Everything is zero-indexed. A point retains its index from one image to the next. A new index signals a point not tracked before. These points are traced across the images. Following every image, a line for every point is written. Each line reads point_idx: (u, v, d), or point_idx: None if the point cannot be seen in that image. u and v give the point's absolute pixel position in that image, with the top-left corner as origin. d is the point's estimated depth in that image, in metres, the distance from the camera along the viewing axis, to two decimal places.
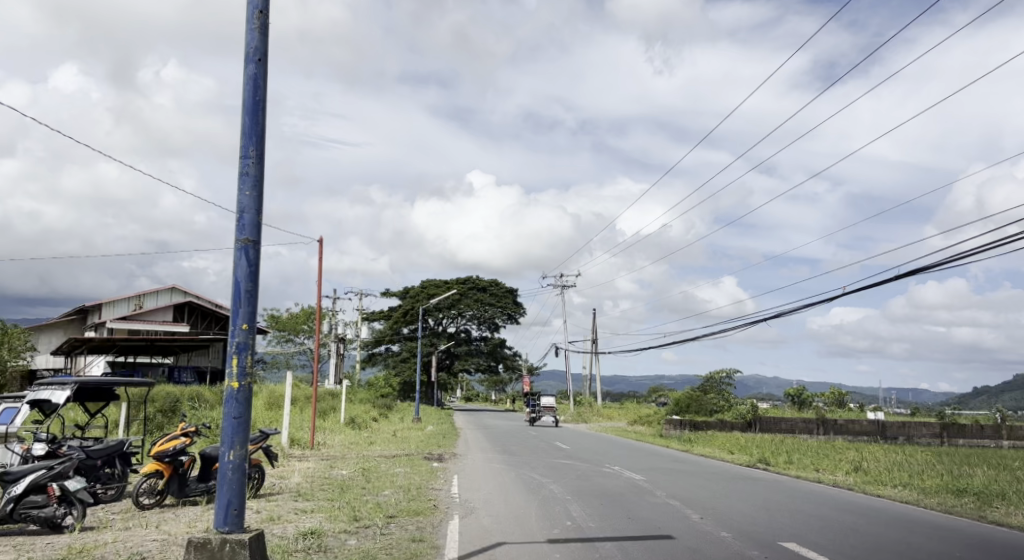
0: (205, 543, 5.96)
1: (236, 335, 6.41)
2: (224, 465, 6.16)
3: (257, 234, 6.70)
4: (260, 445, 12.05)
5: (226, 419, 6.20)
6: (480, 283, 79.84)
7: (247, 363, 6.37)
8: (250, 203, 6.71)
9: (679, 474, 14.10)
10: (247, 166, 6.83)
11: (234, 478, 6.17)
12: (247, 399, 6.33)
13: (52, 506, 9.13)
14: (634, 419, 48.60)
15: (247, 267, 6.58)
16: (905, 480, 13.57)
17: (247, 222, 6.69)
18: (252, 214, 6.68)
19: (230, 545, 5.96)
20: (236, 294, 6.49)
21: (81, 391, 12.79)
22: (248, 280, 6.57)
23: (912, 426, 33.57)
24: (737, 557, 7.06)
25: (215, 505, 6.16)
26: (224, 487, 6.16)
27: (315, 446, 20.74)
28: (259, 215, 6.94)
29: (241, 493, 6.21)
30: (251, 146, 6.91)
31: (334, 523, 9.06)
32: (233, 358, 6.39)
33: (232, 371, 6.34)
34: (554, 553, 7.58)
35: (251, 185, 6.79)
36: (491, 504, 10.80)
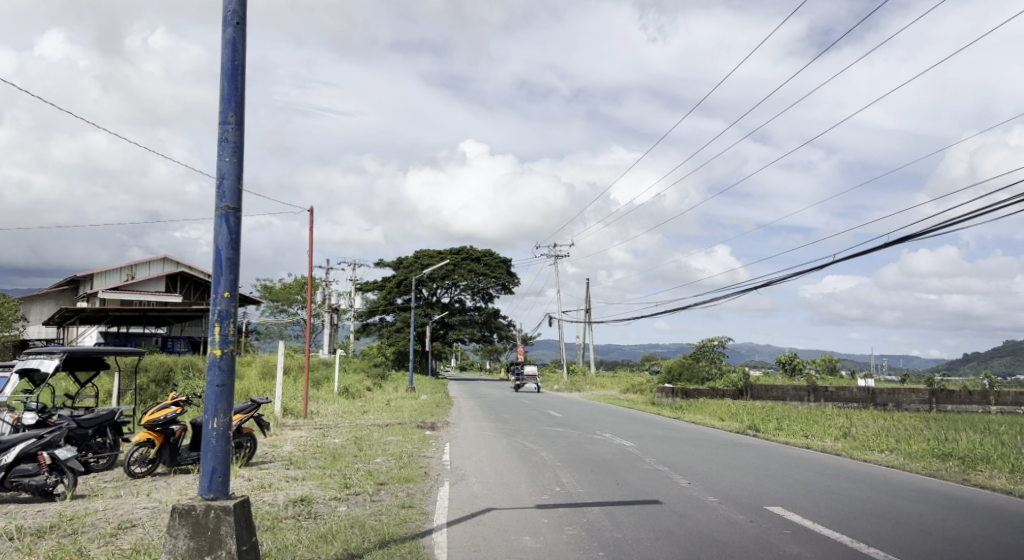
0: (190, 510, 5.85)
1: (218, 303, 6.28)
2: (208, 433, 6.10)
3: (237, 201, 6.53)
4: (250, 415, 11.95)
5: (209, 388, 6.15)
6: (473, 254, 79.78)
7: (229, 331, 6.26)
8: (230, 169, 6.51)
9: (669, 440, 14.25)
10: (226, 132, 6.63)
11: (219, 446, 6.12)
12: (231, 366, 6.25)
13: (43, 474, 9.16)
14: (627, 387, 48.95)
15: (228, 235, 6.43)
16: (892, 445, 13.75)
17: (227, 188, 6.51)
18: (232, 180, 6.50)
19: (214, 511, 5.86)
20: (217, 262, 6.35)
21: (71, 361, 12.76)
22: (229, 249, 6.42)
23: (901, 393, 33.91)
24: (723, 521, 7.13)
25: (200, 472, 6.12)
26: (209, 454, 6.10)
27: (308, 415, 20.86)
28: (239, 182, 6.75)
29: (226, 459, 6.16)
30: (230, 112, 6.69)
31: (325, 490, 9.12)
32: (215, 326, 6.26)
33: (215, 338, 6.22)
34: (543, 517, 7.68)
35: (230, 151, 6.57)
36: (481, 471, 10.89)
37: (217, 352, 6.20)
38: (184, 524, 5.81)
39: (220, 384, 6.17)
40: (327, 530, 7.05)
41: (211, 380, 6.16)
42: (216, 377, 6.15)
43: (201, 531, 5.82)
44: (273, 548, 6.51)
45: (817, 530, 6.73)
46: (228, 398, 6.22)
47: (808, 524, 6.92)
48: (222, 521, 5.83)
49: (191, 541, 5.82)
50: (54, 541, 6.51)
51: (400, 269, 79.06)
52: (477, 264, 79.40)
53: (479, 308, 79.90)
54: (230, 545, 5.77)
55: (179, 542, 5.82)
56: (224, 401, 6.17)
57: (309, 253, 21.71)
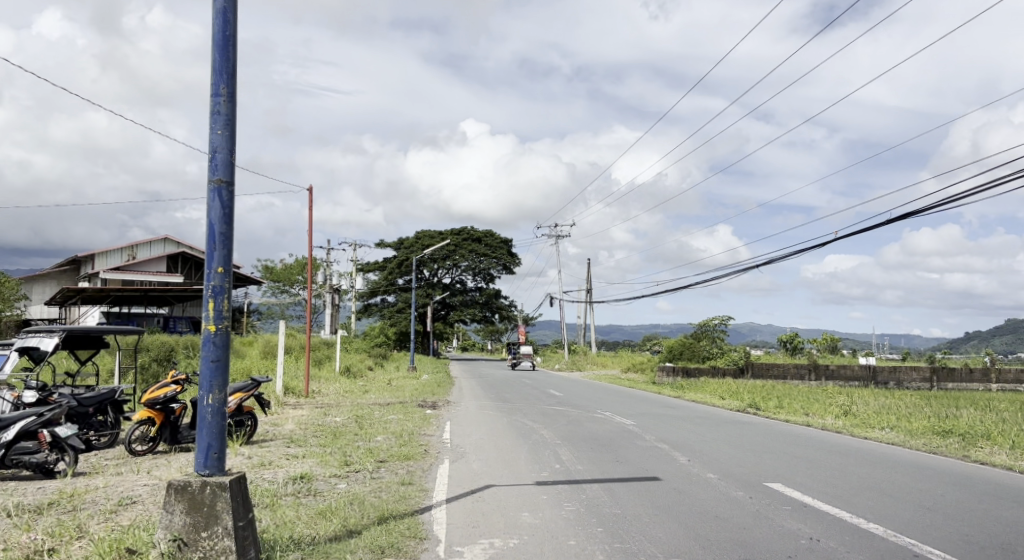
0: (186, 485, 5.51)
1: (211, 278, 6.23)
2: (203, 409, 6.08)
3: (230, 175, 6.42)
4: (251, 393, 11.89)
5: (204, 363, 6.13)
6: (474, 234, 79.62)
7: (224, 306, 6.22)
8: (222, 143, 6.39)
9: (668, 418, 14.26)
10: (218, 104, 6.50)
11: (214, 422, 6.10)
12: (226, 342, 6.24)
13: (44, 452, 9.17)
14: (628, 366, 49.05)
15: (221, 209, 6.34)
16: (893, 423, 13.73)
17: (219, 162, 6.40)
18: (224, 154, 6.39)
19: (211, 488, 5.49)
20: (210, 237, 6.28)
21: (70, 340, 12.75)
22: (223, 224, 6.33)
23: (903, 371, 33.96)
24: (723, 498, 7.10)
25: (196, 449, 6.09)
26: (204, 430, 6.08)
27: (309, 394, 20.87)
28: (232, 156, 6.62)
29: (221, 436, 6.13)
30: (223, 84, 6.55)
31: (324, 468, 9.13)
32: (209, 302, 6.21)
33: (209, 314, 6.17)
34: (541, 494, 7.68)
35: (222, 124, 6.43)
36: (481, 449, 10.91)
37: (212, 327, 6.16)
38: (180, 499, 5.48)
39: (214, 360, 6.16)
40: (327, 507, 7.06)
41: (206, 355, 6.15)
42: (211, 352, 6.14)
43: (195, 507, 5.46)
44: (272, 525, 6.49)
45: (817, 506, 6.72)
46: (224, 374, 6.21)
47: (809, 501, 6.90)
48: (217, 498, 5.46)
49: (188, 516, 5.48)
50: (53, 518, 6.50)
51: (401, 250, 78.93)
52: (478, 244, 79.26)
53: (480, 289, 79.89)
54: (226, 521, 5.41)
55: (175, 519, 5.49)
56: (219, 377, 6.15)
57: (309, 232, 21.59)
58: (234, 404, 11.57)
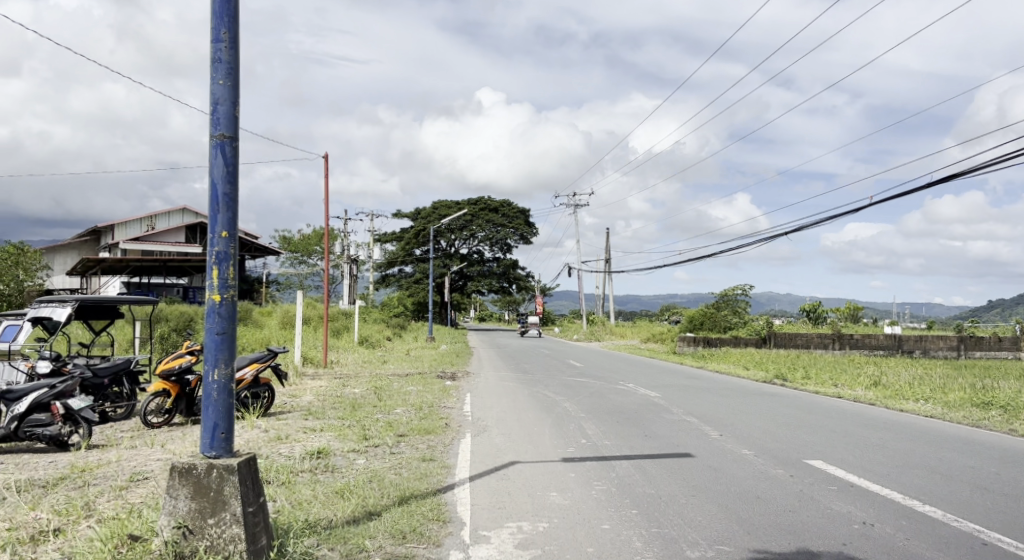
0: (191, 469, 5.23)
1: (215, 244, 5.86)
2: (208, 386, 5.79)
3: (234, 129, 5.96)
4: (268, 364, 11.62)
5: (209, 336, 5.81)
6: (492, 204, 78.99)
7: (230, 275, 5.86)
8: (224, 93, 5.95)
9: (694, 390, 13.95)
10: (220, 50, 6.02)
11: (221, 400, 5.78)
12: (232, 313, 5.89)
13: (57, 424, 8.95)
14: (647, 337, 48.60)
15: (223, 167, 5.93)
16: (927, 394, 13.32)
17: (223, 116, 5.98)
18: (227, 106, 5.93)
19: (217, 472, 5.20)
20: (213, 198, 5.89)
21: (84, 310, 12.55)
22: (227, 184, 5.92)
23: (929, 340, 33.37)
24: (765, 477, 6.74)
25: (202, 429, 5.79)
26: (210, 409, 5.79)
27: (328, 364, 20.76)
28: (235, 110, 6.14)
29: (228, 416, 5.83)
30: (224, 28, 6.04)
31: (343, 442, 8.86)
32: (213, 270, 5.85)
33: (213, 283, 5.82)
34: (569, 471, 7.38)
35: (224, 74, 5.96)
36: (503, 423, 10.61)
37: (216, 298, 5.83)
38: (185, 483, 5.19)
39: (220, 332, 5.83)
40: (345, 485, 6.80)
41: (211, 327, 5.81)
42: (216, 325, 5.81)
43: (202, 491, 5.16)
44: (288, 504, 6.24)
45: (864, 485, 6.37)
46: (231, 348, 5.89)
47: (854, 480, 6.55)
48: (224, 482, 5.16)
49: (193, 502, 5.20)
50: (63, 495, 6.29)
51: (419, 220, 78.60)
52: (496, 214, 78.68)
53: (497, 259, 79.49)
54: (235, 507, 5.12)
55: (179, 504, 5.22)
56: (226, 351, 5.84)
57: (326, 201, 21.31)
58: (250, 375, 11.30)
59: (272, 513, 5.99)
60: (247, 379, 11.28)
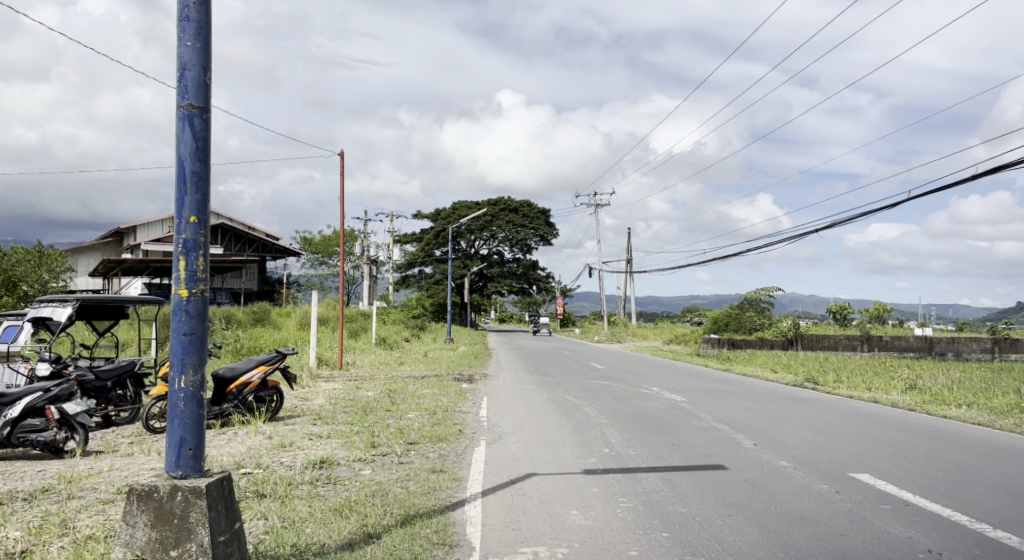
0: (153, 493, 5.10)
1: (183, 230, 5.42)
2: (174, 394, 5.29)
3: (203, 99, 5.48)
4: (275, 367, 11.30)
5: (175, 336, 5.33)
6: (511, 204, 78.50)
7: (199, 266, 5.44)
8: (193, 57, 5.48)
9: (720, 394, 13.36)
10: (188, 9, 5.53)
11: (187, 411, 5.31)
12: (200, 311, 5.42)
13: (52, 430, 8.57)
14: (670, 338, 47.85)
15: (192, 141, 5.45)
16: (968, 399, 12.59)
17: (191, 83, 5.53)
18: (194, 70, 5.44)
19: (182, 495, 5.09)
20: (180, 178, 5.41)
21: (88, 311, 12.18)
22: (195, 161, 5.45)
23: (961, 342, 32.31)
24: (807, 494, 6.16)
25: (167, 445, 5.31)
26: (176, 422, 5.30)
27: (343, 366, 20.35)
28: (206, 78, 5.65)
29: (197, 430, 5.35)
30: None
31: (349, 451, 8.38)
32: (179, 260, 5.40)
33: (179, 277, 5.37)
34: (591, 485, 6.85)
35: (193, 35, 5.48)
36: (521, 429, 10.09)
37: (183, 293, 5.36)
38: (145, 510, 5.07)
39: (188, 333, 5.36)
40: (346, 501, 6.31)
41: (178, 326, 5.34)
42: (183, 323, 5.33)
43: (166, 517, 5.03)
44: (279, 525, 5.80)
45: (922, 504, 5.79)
46: (201, 351, 5.42)
47: (909, 497, 5.96)
48: (190, 507, 5.05)
49: (153, 531, 5.09)
50: (40, 510, 5.90)
51: (439, 221, 78.34)
52: (515, 215, 78.19)
53: (517, 259, 79.01)
54: (201, 536, 4.99)
55: (137, 533, 5.09)
56: (195, 352, 5.37)
57: (342, 199, 20.88)
58: (257, 378, 10.96)
59: (258, 537, 5.60)
60: (254, 382, 10.92)
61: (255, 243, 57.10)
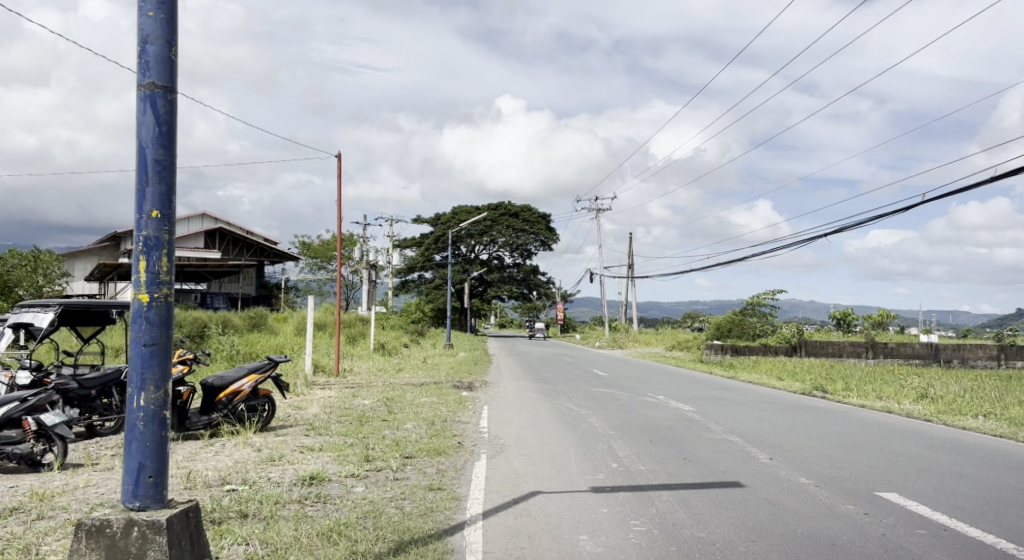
0: (106, 528, 5.07)
1: (144, 227, 5.20)
2: (133, 414, 5.12)
3: (166, 77, 5.26)
4: (267, 375, 10.85)
5: (135, 346, 5.13)
6: (512, 209, 78.14)
7: (161, 267, 5.23)
8: (156, 30, 5.30)
9: (730, 404, 12.92)
10: None
11: (147, 433, 5.12)
12: (163, 317, 5.21)
13: (28, 442, 8.23)
14: (672, 344, 47.44)
15: (155, 123, 5.23)
16: (985, 409, 12.18)
17: (154, 56, 5.33)
18: (157, 43, 5.23)
19: (139, 530, 5.04)
20: (141, 168, 5.20)
21: (73, 317, 11.80)
22: (159, 147, 5.24)
23: (967, 349, 31.87)
24: (833, 516, 5.80)
25: (125, 472, 5.14)
26: (135, 447, 5.11)
27: (340, 373, 19.97)
28: (171, 55, 5.44)
29: (158, 455, 5.17)
30: None
31: (342, 466, 7.96)
32: (139, 260, 5.21)
33: (138, 280, 5.18)
34: (601, 506, 6.44)
35: (157, 7, 5.29)
36: (523, 442, 9.67)
37: (144, 298, 5.16)
38: (97, 548, 5.03)
39: (148, 344, 5.17)
40: (335, 523, 5.92)
41: (138, 337, 5.14)
42: (143, 334, 5.14)
43: (119, 554, 5.02)
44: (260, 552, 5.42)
45: (962, 529, 5.42)
46: (162, 364, 5.23)
47: (943, 521, 5.59)
48: (148, 545, 5.01)
49: None
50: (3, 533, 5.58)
51: (439, 226, 78.02)
52: (516, 220, 77.84)
53: (517, 265, 78.64)
54: None
55: None
56: (157, 364, 5.19)
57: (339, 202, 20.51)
58: (248, 387, 10.56)
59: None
60: (244, 391, 10.52)
61: (254, 247, 56.86)
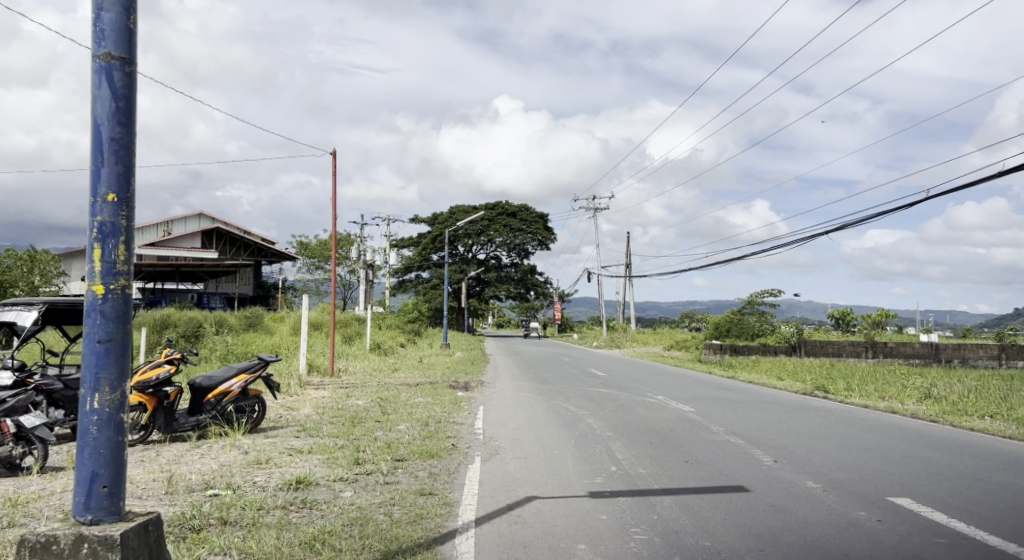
0: (52, 544, 4.93)
1: (99, 212, 5.05)
2: (87, 417, 4.96)
3: (124, 48, 5.13)
4: (258, 375, 10.65)
5: (89, 343, 4.97)
6: (509, 209, 77.87)
7: (117, 257, 5.09)
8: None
9: (731, 404, 12.69)
10: None
11: (102, 439, 4.98)
12: (115, 309, 5.08)
13: (7, 445, 8.06)
14: (670, 344, 47.26)
15: (111, 98, 5.08)
16: (991, 410, 11.96)
17: (110, 26, 5.20)
18: (113, 11, 5.09)
19: (89, 545, 4.88)
20: (97, 148, 5.04)
21: (58, 317, 11.60)
22: (115, 125, 5.09)
23: (967, 348, 31.74)
24: (844, 522, 5.61)
25: (77, 481, 4.98)
26: (87, 454, 4.96)
27: (334, 373, 19.73)
28: (127, 24, 5.29)
29: (112, 463, 5.02)
30: None
31: (331, 469, 7.72)
32: (94, 248, 5.06)
33: (93, 269, 5.05)
34: (599, 512, 6.20)
35: None
36: (520, 444, 9.43)
37: (99, 290, 5.04)
38: None
39: (103, 340, 5.03)
40: (320, 531, 5.67)
41: (92, 333, 4.99)
42: (98, 329, 5.00)
43: None
44: None
45: (980, 536, 5.23)
46: (118, 363, 5.07)
47: (961, 527, 5.40)
48: None
49: None
50: None
51: (436, 225, 77.71)
52: (513, 219, 77.59)
53: (515, 264, 78.45)
54: None
55: None
56: (112, 363, 5.05)
57: (334, 199, 20.29)
58: (237, 387, 10.34)
59: None
60: (234, 392, 10.30)
61: (251, 247, 56.71)
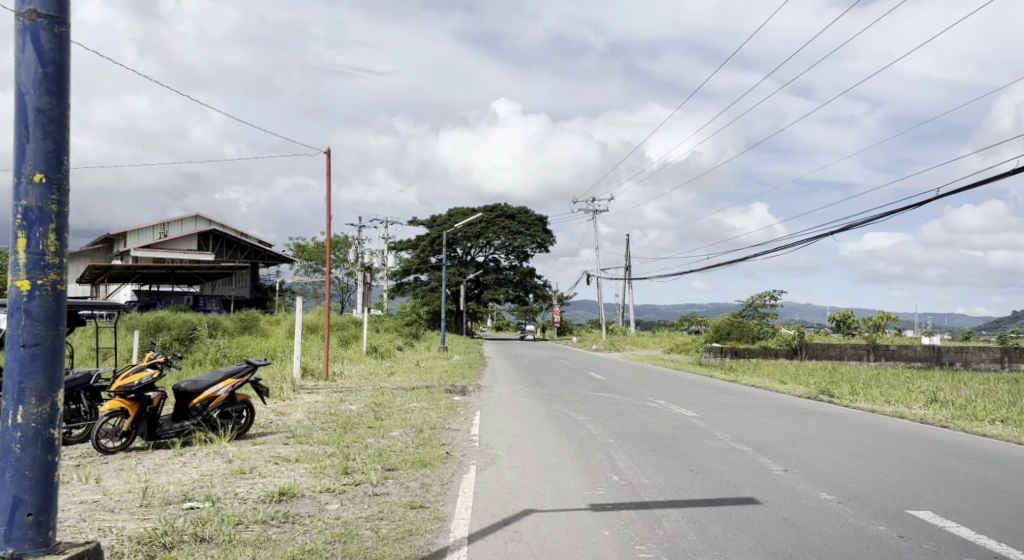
0: None
1: (25, 198, 5.05)
2: (10, 435, 4.93)
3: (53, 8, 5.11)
4: (245, 379, 10.34)
5: (11, 352, 4.96)
6: (507, 211, 77.53)
7: (44, 247, 5.07)
8: None
9: (734, 409, 12.36)
10: None
11: (28, 459, 4.97)
12: (44, 303, 5.06)
13: None
14: (670, 347, 46.84)
15: (35, 66, 5.05)
16: (1001, 414, 11.68)
17: None
18: None
19: None
20: (21, 123, 5.02)
21: None
22: (41, 97, 5.07)
23: (970, 351, 31.42)
24: (866, 539, 5.27)
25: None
26: (9, 479, 4.92)
27: (329, 376, 19.43)
28: None
29: (36, 489, 4.98)
30: None
31: (318, 479, 7.39)
32: (20, 237, 5.02)
33: (18, 262, 5.01)
34: (601, 528, 5.85)
35: None
36: (518, 452, 9.10)
37: (24, 286, 5.02)
38: None
39: (28, 344, 5.00)
40: (300, 549, 5.35)
41: (17, 336, 4.97)
42: (24, 333, 4.98)
43: None
44: None
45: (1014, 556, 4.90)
46: (44, 371, 5.04)
47: (993, 546, 5.08)
48: None
49: None
50: None
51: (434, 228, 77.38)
52: (512, 222, 77.32)
53: (513, 267, 78.21)
54: None
55: None
56: (40, 371, 5.03)
57: (329, 200, 19.96)
58: (224, 392, 9.99)
59: None
60: (221, 397, 9.96)
61: (248, 249, 56.49)
